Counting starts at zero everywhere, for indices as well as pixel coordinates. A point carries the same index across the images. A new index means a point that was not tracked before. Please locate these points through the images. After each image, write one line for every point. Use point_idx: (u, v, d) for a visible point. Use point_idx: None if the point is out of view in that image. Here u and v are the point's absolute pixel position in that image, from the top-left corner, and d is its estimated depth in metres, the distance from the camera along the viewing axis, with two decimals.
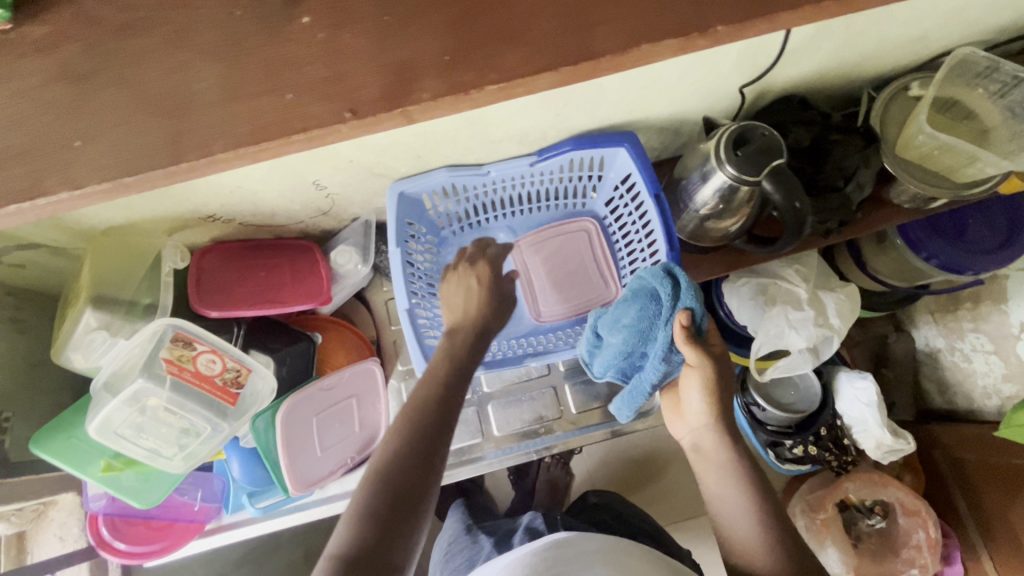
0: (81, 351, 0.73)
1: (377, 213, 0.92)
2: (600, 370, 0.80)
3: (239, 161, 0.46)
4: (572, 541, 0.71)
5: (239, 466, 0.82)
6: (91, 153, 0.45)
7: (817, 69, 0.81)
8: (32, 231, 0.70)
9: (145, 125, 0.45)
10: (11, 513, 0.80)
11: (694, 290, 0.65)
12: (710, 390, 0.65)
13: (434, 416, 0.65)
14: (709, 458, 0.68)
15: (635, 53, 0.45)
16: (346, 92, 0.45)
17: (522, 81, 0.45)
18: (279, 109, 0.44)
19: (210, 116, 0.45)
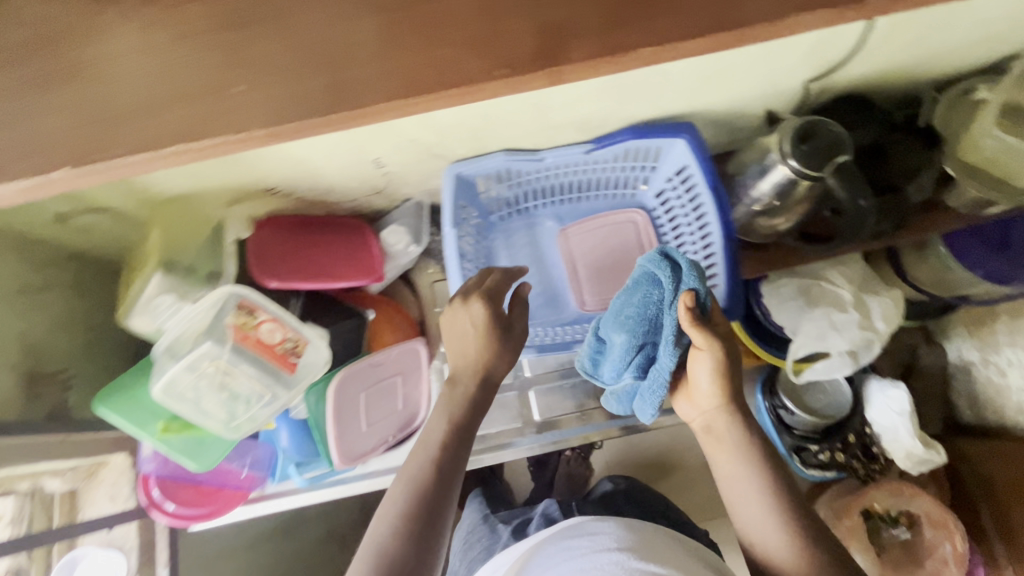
0: (148, 315, 0.75)
1: (429, 195, 0.93)
2: (612, 378, 0.75)
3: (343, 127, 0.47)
4: (584, 525, 0.74)
5: (288, 437, 0.85)
6: (204, 111, 0.46)
7: (883, 68, 0.79)
8: (103, 196, 0.72)
9: (269, 83, 0.46)
10: (67, 469, 0.82)
11: (696, 270, 0.64)
12: (719, 373, 0.64)
13: (457, 425, 0.69)
14: (726, 449, 0.67)
15: (761, 31, 0.45)
16: (435, 66, 0.45)
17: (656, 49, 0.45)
18: (399, 74, 0.45)
19: (320, 79, 0.45)
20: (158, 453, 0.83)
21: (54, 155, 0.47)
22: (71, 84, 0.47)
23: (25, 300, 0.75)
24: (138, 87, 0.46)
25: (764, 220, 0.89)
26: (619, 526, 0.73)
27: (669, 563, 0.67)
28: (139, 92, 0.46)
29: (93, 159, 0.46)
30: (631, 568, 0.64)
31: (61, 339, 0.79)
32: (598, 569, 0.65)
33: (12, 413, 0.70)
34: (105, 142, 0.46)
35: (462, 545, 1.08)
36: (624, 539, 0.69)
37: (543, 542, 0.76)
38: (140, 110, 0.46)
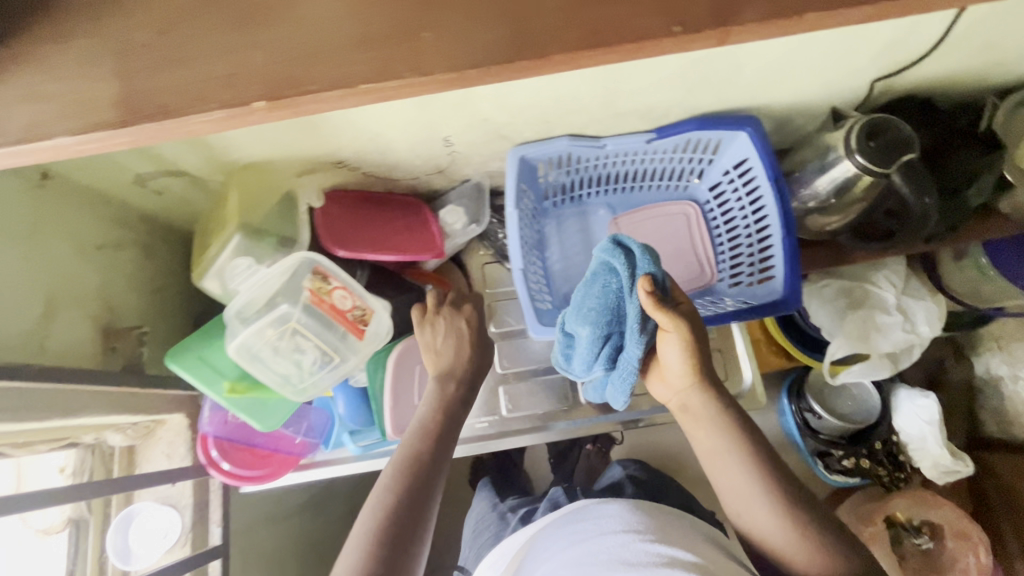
0: (226, 276, 0.79)
1: (488, 176, 0.94)
2: (585, 369, 0.77)
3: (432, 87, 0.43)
4: (590, 511, 0.72)
5: (345, 404, 0.88)
6: (300, 57, 0.44)
7: (952, 71, 0.79)
8: (186, 157, 0.74)
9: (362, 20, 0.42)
10: (128, 426, 0.86)
11: (648, 255, 0.64)
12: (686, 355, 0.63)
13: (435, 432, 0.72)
14: (707, 431, 0.66)
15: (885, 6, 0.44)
16: (557, 22, 0.42)
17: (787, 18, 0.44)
18: (497, 19, 0.42)
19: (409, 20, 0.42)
20: (216, 415, 0.86)
21: (242, 89, 0.42)
22: (263, 25, 0.42)
23: (103, 256, 0.78)
24: (328, 29, 0.42)
25: (814, 219, 0.91)
26: (625, 508, 0.71)
27: (679, 544, 0.65)
28: (338, 30, 0.42)
29: (291, 97, 0.41)
30: (636, 550, 0.63)
31: (133, 297, 0.82)
32: (603, 551, 0.64)
33: (88, 361, 0.72)
34: (305, 79, 0.41)
35: (472, 531, 1.07)
36: (631, 520, 0.68)
37: (549, 527, 0.75)
38: (336, 52, 0.41)
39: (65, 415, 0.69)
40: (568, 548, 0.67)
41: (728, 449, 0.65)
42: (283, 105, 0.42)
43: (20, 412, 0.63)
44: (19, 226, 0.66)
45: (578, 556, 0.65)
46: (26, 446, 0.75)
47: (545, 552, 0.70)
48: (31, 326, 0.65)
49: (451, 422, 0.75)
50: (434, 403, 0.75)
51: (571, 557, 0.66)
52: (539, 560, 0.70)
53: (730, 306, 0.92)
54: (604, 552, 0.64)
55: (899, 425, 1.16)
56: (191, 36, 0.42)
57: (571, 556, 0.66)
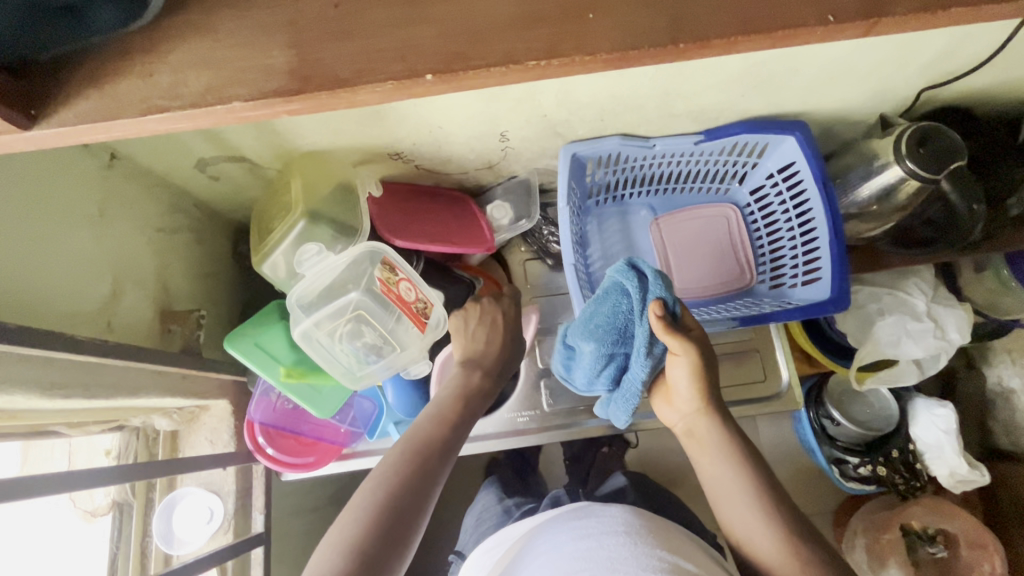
0: (300, 263, 0.75)
1: (536, 173, 0.95)
2: (585, 383, 0.80)
3: (530, 76, 0.41)
4: (592, 512, 0.71)
5: (393, 392, 0.88)
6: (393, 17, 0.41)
7: (995, 84, 0.81)
8: (249, 144, 0.74)
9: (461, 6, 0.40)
10: (174, 411, 0.84)
11: (661, 280, 0.66)
12: (696, 379, 0.66)
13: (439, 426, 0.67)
14: (707, 454, 0.68)
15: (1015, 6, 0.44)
16: (661, 3, 0.40)
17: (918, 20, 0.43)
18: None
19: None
20: (263, 402, 0.86)
21: (418, 62, 0.39)
22: (428, 3, 0.40)
23: (163, 239, 0.78)
24: (497, 5, 0.40)
25: (853, 225, 0.93)
26: (628, 513, 0.71)
27: (676, 552, 0.65)
28: (502, 7, 0.40)
29: (462, 71, 0.39)
30: (635, 553, 0.63)
31: (187, 282, 0.82)
32: (603, 549, 0.64)
33: (148, 341, 0.73)
34: (475, 54, 0.40)
35: (472, 526, 1.07)
36: (633, 524, 0.68)
37: (549, 522, 0.75)
38: (507, 29, 0.39)
39: (128, 394, 0.69)
40: (566, 542, 0.67)
41: (725, 466, 0.66)
42: (452, 79, 0.40)
43: (91, 388, 0.64)
44: (92, 206, 0.67)
45: (577, 550, 0.64)
46: (81, 428, 0.75)
47: (541, 546, 0.70)
48: (100, 304, 0.66)
49: (467, 407, 0.71)
50: (452, 394, 0.71)
51: (570, 551, 0.65)
52: (535, 552, 0.70)
53: (771, 306, 0.93)
54: (604, 550, 0.63)
55: (916, 434, 1.12)
56: (368, 8, 0.40)
57: (569, 551, 0.65)
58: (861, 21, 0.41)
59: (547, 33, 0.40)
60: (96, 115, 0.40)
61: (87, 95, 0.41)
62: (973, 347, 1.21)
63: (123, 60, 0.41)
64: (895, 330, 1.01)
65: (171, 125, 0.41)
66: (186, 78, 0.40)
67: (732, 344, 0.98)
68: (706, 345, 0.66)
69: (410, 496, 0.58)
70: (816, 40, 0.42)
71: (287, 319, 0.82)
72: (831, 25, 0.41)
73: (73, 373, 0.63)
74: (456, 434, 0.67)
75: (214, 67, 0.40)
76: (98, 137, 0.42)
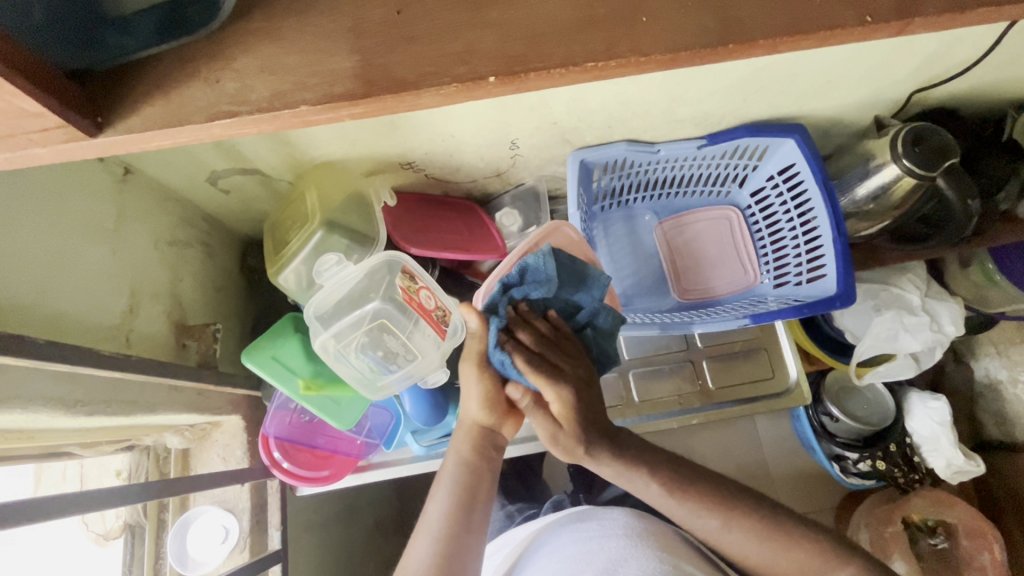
0: (317, 272, 0.76)
1: (542, 180, 0.96)
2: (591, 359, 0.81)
3: (560, 83, 0.42)
4: (598, 518, 0.73)
5: (411, 401, 0.84)
6: (428, 25, 0.41)
7: (979, 86, 0.84)
8: (265, 155, 0.74)
9: (492, 16, 0.41)
10: (185, 427, 0.82)
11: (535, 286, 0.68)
12: (569, 414, 0.64)
13: (477, 449, 0.69)
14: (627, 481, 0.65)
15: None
16: (684, 9, 0.42)
17: (942, 21, 0.44)
18: (618, 7, 0.42)
19: (545, 7, 0.42)
20: (277, 415, 0.85)
21: (479, 64, 0.41)
22: (463, 13, 0.41)
23: (176, 252, 0.78)
24: (553, 9, 0.42)
25: (850, 223, 0.96)
26: (628, 514, 0.73)
27: (674, 553, 0.67)
28: (559, 12, 0.41)
29: (522, 73, 0.40)
30: (642, 560, 0.64)
31: (200, 295, 0.82)
32: (604, 551, 0.66)
33: (163, 354, 0.72)
34: (532, 56, 0.41)
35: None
36: (633, 526, 0.70)
37: (547, 525, 0.77)
38: (566, 31, 0.41)
39: (146, 410, 0.68)
40: (566, 546, 0.69)
41: (652, 485, 0.65)
42: (511, 81, 0.41)
43: (112, 405, 0.64)
44: (108, 219, 0.66)
45: (579, 553, 0.67)
46: (94, 448, 0.73)
47: (543, 549, 0.72)
48: (118, 318, 0.65)
49: (474, 491, 0.66)
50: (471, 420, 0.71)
51: (571, 554, 0.67)
52: (536, 555, 0.72)
53: (775, 305, 0.95)
54: (606, 553, 0.66)
55: (912, 428, 1.14)
56: (426, 14, 0.41)
57: (571, 553, 0.67)
58: (896, 22, 0.43)
59: (598, 37, 0.41)
60: (159, 122, 0.41)
61: (149, 102, 0.41)
62: (960, 340, 1.25)
63: (186, 67, 0.42)
64: (892, 325, 1.02)
65: (233, 131, 0.42)
66: (248, 83, 0.41)
67: (740, 343, 1.00)
68: (574, 381, 0.65)
69: (464, 524, 0.64)
70: (856, 39, 0.44)
71: (302, 331, 0.82)
72: (869, 25, 0.43)
73: (93, 390, 0.62)
74: (491, 454, 0.70)
75: (278, 73, 0.41)
76: (157, 143, 0.42)
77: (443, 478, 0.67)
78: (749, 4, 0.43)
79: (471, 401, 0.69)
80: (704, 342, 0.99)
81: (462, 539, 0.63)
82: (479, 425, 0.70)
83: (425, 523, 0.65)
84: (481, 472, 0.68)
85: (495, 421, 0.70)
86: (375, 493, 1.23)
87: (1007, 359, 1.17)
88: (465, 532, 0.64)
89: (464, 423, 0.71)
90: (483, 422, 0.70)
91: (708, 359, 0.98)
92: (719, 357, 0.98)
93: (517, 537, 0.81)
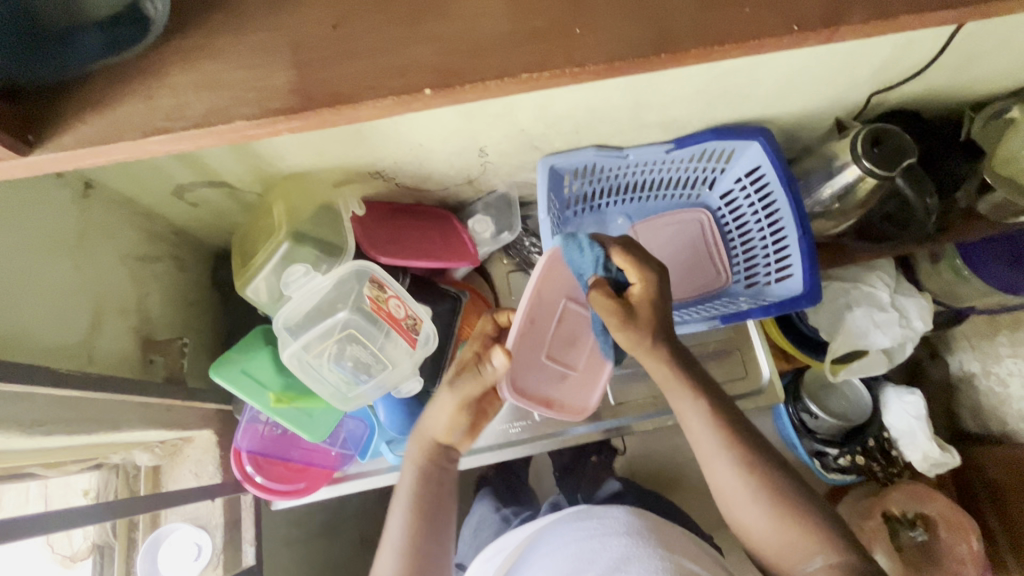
0: (288, 285, 0.76)
1: (515, 187, 0.96)
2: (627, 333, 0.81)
3: (504, 92, 0.42)
4: (597, 513, 0.73)
5: (385, 412, 0.85)
6: (371, 39, 0.42)
7: (936, 87, 0.86)
8: (231, 168, 0.74)
9: (436, 28, 0.42)
10: (155, 444, 0.81)
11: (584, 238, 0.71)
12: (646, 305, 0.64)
13: (429, 460, 0.71)
14: (678, 396, 0.66)
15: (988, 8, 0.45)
16: (623, 22, 0.43)
17: (875, 25, 0.45)
18: (558, 17, 0.43)
19: (486, 19, 0.42)
20: (250, 430, 0.84)
21: (417, 77, 0.41)
22: (406, 25, 0.42)
23: (143, 267, 0.77)
24: (491, 23, 0.42)
25: (817, 223, 0.98)
26: (631, 514, 0.73)
27: (675, 549, 0.67)
28: (498, 26, 0.42)
29: (457, 85, 0.41)
30: (635, 557, 0.64)
31: (169, 310, 0.81)
32: (608, 549, 0.66)
33: (132, 372, 0.72)
34: (470, 69, 0.41)
35: (470, 536, 1.07)
36: (636, 524, 0.70)
37: (545, 526, 0.78)
38: (507, 42, 0.42)
39: (111, 428, 0.68)
40: (567, 544, 0.69)
41: (698, 408, 0.65)
42: (449, 93, 0.41)
43: (72, 424, 0.63)
44: (69, 235, 0.65)
45: (575, 552, 0.67)
46: (58, 467, 0.72)
47: (543, 546, 0.73)
48: (82, 336, 0.65)
49: (435, 503, 0.69)
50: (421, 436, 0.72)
51: (572, 553, 0.67)
52: (532, 558, 0.72)
53: (745, 305, 0.97)
54: (609, 551, 0.65)
55: (888, 422, 1.16)
56: (366, 28, 0.42)
57: (569, 554, 0.67)
58: (824, 29, 0.44)
59: (536, 48, 0.42)
60: (107, 140, 0.41)
61: (88, 118, 0.41)
62: (936, 335, 1.28)
63: (124, 83, 0.42)
64: (863, 321, 1.04)
65: (178, 146, 0.42)
66: (189, 99, 0.41)
67: (714, 343, 1.01)
68: (659, 272, 0.65)
69: (429, 535, 0.67)
70: (785, 48, 0.45)
71: (273, 344, 0.81)
72: (799, 33, 0.44)
73: (51, 409, 0.61)
74: (443, 463, 0.72)
75: (217, 87, 0.41)
76: (97, 159, 0.42)
77: (398, 493, 0.69)
78: (684, 13, 0.44)
79: (436, 419, 0.71)
80: (679, 344, 1.00)
81: (424, 550, 0.66)
82: (437, 441, 0.72)
83: (388, 540, 0.67)
84: (437, 480, 0.70)
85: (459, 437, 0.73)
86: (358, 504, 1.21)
87: (979, 352, 1.20)
88: (431, 542, 0.66)
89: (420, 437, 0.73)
90: (441, 439, 0.72)
91: None
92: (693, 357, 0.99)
93: (512, 542, 0.81)
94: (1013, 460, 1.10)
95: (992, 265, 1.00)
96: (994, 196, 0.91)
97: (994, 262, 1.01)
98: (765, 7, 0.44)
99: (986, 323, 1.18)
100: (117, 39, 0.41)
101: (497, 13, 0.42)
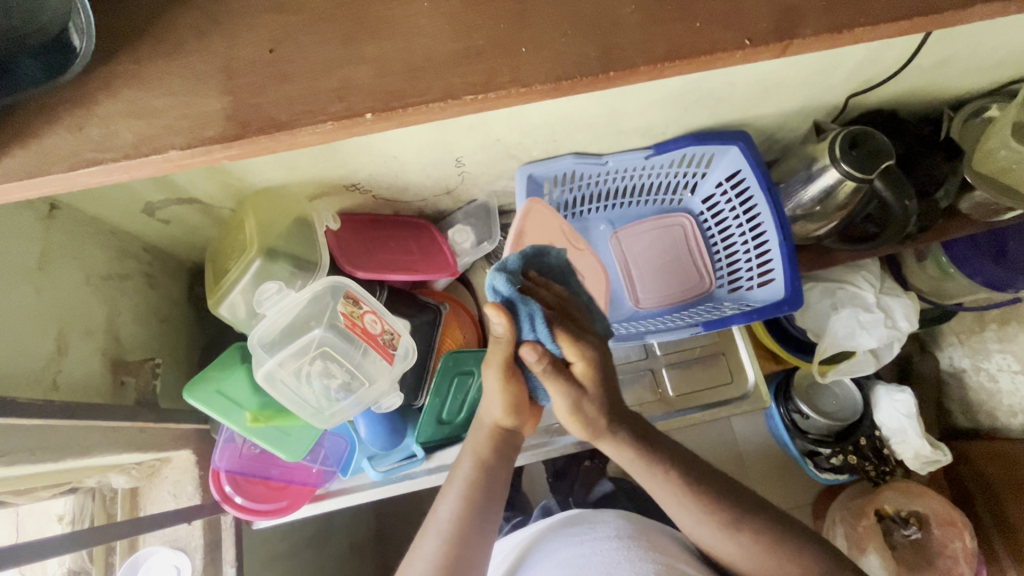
0: (262, 302, 0.76)
1: (494, 196, 0.95)
2: None
3: (453, 111, 0.42)
4: (590, 519, 0.72)
5: (367, 427, 0.84)
6: (320, 63, 0.41)
7: (913, 87, 0.86)
8: (200, 184, 0.73)
9: (383, 50, 0.42)
10: (131, 466, 0.79)
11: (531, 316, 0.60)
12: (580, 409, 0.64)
13: (495, 452, 0.67)
14: (607, 447, 0.66)
15: (938, 18, 0.45)
16: (568, 39, 0.43)
17: (827, 37, 0.45)
18: (504, 35, 0.42)
19: (434, 40, 0.42)
20: (227, 449, 0.82)
21: (356, 101, 0.41)
22: (357, 48, 0.42)
23: (112, 287, 0.75)
24: (430, 43, 0.42)
25: (800, 225, 0.96)
26: (620, 517, 0.73)
27: (665, 552, 0.67)
28: (439, 45, 0.42)
29: (400, 108, 0.41)
30: (627, 560, 0.63)
31: (141, 329, 0.80)
32: (596, 556, 0.65)
33: (100, 395, 0.70)
34: (412, 89, 0.41)
35: None
36: (625, 529, 0.69)
37: (541, 531, 0.75)
38: (452, 64, 0.41)
39: (79, 454, 0.66)
40: (560, 554, 0.67)
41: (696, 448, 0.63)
42: (391, 115, 0.41)
43: (36, 453, 0.61)
44: (32, 259, 0.64)
45: (572, 560, 0.65)
46: (28, 494, 0.71)
47: (538, 555, 0.70)
48: (43, 362, 0.63)
49: (489, 496, 0.64)
50: (494, 433, 0.67)
51: (564, 563, 0.65)
52: (531, 566, 0.69)
53: (730, 310, 0.96)
54: (598, 556, 0.65)
55: (880, 421, 1.15)
56: (305, 52, 0.41)
57: (565, 563, 0.65)
58: (775, 43, 0.44)
59: (483, 69, 0.42)
60: (61, 171, 0.41)
61: (14, 151, 0.41)
62: (925, 331, 1.28)
63: (49, 115, 0.41)
64: (849, 322, 1.03)
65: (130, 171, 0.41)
66: (142, 127, 0.41)
67: (700, 348, 1.00)
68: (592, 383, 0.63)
69: (475, 525, 0.62)
70: (738, 62, 0.45)
71: (249, 361, 0.80)
72: (748, 48, 0.44)
73: (14, 440, 0.59)
74: (504, 463, 0.67)
75: (158, 114, 0.41)
76: (28, 192, 0.42)
77: (456, 475, 0.65)
78: (631, 29, 0.43)
79: (493, 404, 0.66)
80: (664, 350, 0.99)
81: (472, 537, 0.61)
82: (499, 428, 0.67)
83: (433, 524, 0.62)
84: (495, 474, 0.65)
85: (518, 424, 0.68)
86: (348, 516, 1.20)
87: (968, 348, 1.20)
88: (478, 530, 0.62)
89: (482, 423, 0.68)
90: (502, 423, 0.67)
91: (667, 365, 0.98)
92: (679, 362, 0.99)
93: (512, 543, 0.78)
94: (1004, 457, 1.09)
95: (976, 260, 0.99)
96: (975, 194, 0.91)
97: (980, 258, 0.99)
98: (714, 21, 0.44)
99: (973, 319, 1.17)
100: (54, 67, 0.40)
101: (447, 30, 0.42)
